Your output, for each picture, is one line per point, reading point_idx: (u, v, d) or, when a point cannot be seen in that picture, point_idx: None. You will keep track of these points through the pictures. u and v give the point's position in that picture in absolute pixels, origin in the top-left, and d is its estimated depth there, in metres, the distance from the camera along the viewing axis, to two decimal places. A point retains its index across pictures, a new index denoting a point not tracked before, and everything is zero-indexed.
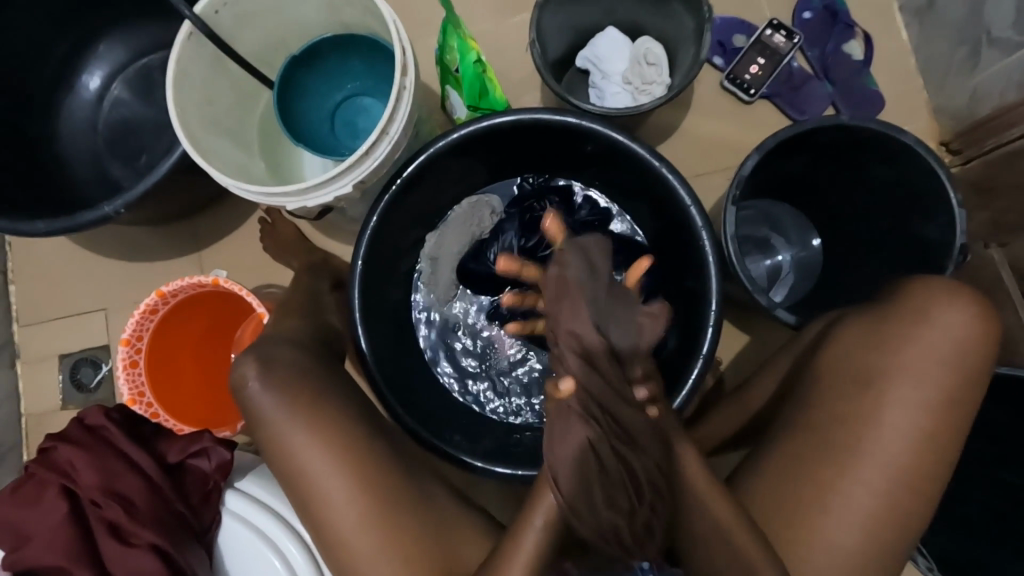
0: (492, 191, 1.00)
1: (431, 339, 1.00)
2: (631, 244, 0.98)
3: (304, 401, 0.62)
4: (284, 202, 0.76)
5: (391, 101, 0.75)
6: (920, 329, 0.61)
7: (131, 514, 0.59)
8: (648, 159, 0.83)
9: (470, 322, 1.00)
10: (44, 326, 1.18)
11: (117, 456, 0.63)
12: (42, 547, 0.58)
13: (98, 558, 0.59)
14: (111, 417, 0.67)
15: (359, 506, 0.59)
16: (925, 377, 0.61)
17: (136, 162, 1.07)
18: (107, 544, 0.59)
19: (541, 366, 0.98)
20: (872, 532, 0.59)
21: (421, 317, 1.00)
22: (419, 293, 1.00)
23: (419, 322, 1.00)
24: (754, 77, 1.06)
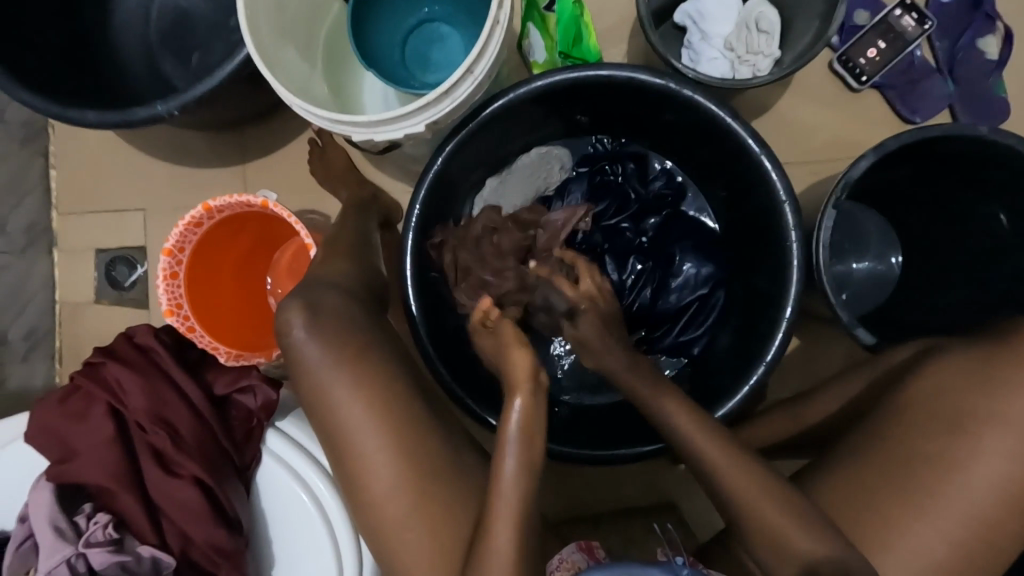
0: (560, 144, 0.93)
1: None
2: (701, 230, 0.92)
3: (356, 351, 0.60)
4: (349, 132, 0.70)
5: (483, 36, 0.67)
6: None
7: (176, 445, 0.60)
8: (745, 140, 0.75)
9: None
10: (82, 218, 1.16)
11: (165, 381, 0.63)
12: (89, 463, 0.59)
13: (141, 481, 0.60)
14: (162, 340, 0.67)
15: (404, 467, 0.58)
16: None
17: (189, 59, 1.01)
18: (151, 471, 0.60)
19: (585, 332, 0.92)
20: None
21: None
22: None
23: None
24: (870, 62, 0.95)
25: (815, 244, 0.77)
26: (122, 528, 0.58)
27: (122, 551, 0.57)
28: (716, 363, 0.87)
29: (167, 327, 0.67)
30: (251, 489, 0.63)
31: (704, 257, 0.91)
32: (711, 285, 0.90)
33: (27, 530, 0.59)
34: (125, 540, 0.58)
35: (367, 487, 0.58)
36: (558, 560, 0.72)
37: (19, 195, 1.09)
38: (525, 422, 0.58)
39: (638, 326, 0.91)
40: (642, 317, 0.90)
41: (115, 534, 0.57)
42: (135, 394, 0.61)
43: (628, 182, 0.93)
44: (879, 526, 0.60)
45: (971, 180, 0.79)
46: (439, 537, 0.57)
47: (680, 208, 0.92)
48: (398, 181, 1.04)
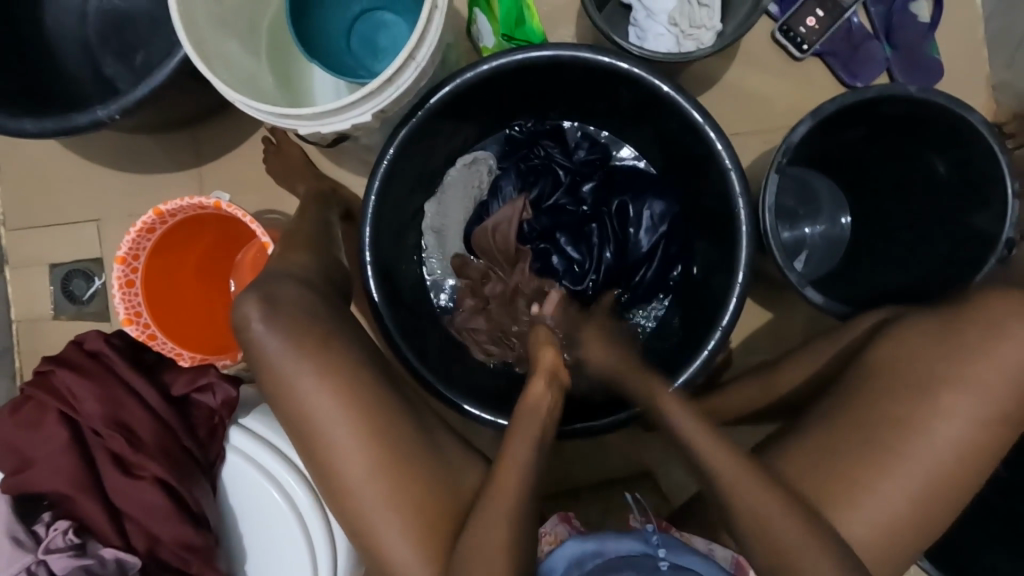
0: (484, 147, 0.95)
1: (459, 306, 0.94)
2: (639, 177, 0.94)
3: (316, 344, 0.60)
4: (295, 126, 0.70)
5: (422, 22, 0.67)
6: (994, 343, 0.61)
7: (134, 447, 0.59)
8: (691, 113, 0.76)
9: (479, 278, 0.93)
10: (32, 232, 1.12)
11: (118, 387, 0.62)
12: (46, 473, 0.59)
13: (102, 487, 0.59)
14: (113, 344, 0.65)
15: (372, 452, 0.58)
16: (990, 394, 0.60)
17: (130, 61, 0.98)
18: (111, 475, 0.59)
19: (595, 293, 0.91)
20: (894, 533, 0.61)
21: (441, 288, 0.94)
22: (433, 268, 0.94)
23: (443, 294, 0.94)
24: (810, 31, 0.97)
25: (761, 210, 0.80)
26: (84, 532, 0.58)
27: (83, 554, 0.56)
28: (690, 326, 0.87)
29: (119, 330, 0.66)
30: (218, 488, 0.63)
31: (651, 198, 0.92)
32: (662, 223, 0.92)
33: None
34: (88, 544, 0.57)
35: (340, 477, 0.58)
36: (541, 532, 0.71)
37: None
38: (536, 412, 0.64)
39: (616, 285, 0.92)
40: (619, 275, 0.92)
41: (76, 538, 0.57)
42: (88, 401, 0.60)
43: (553, 159, 0.94)
44: (844, 484, 0.61)
45: (909, 139, 0.82)
46: (412, 517, 0.58)
47: (609, 162, 0.95)
48: (357, 173, 1.03)
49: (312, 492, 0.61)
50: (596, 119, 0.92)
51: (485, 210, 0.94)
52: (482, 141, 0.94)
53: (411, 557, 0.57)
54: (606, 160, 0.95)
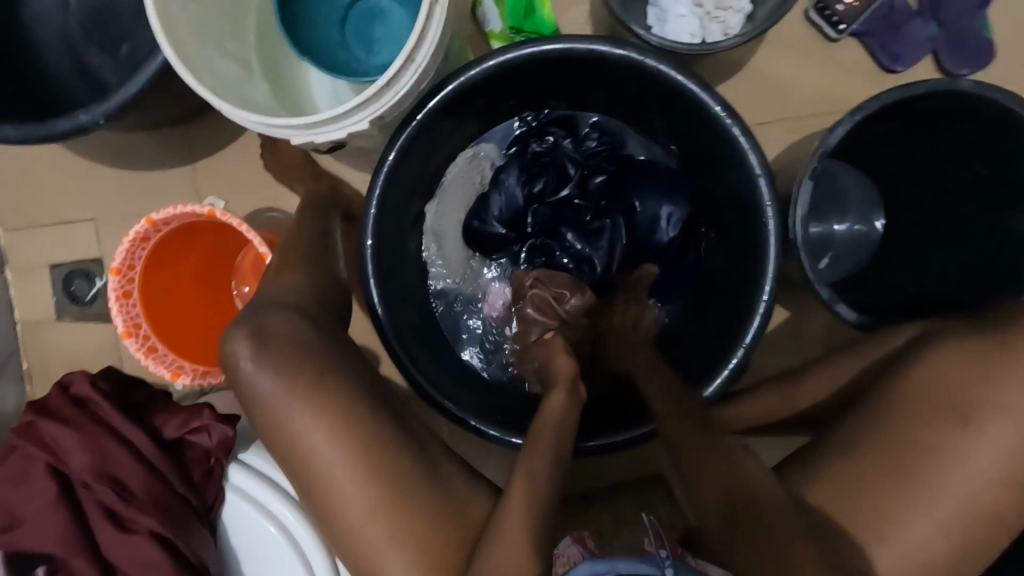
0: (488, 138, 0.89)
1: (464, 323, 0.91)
2: (659, 172, 0.87)
3: (306, 377, 0.56)
4: (286, 134, 0.64)
5: (421, 19, 0.61)
6: None
7: (124, 502, 0.57)
8: (714, 109, 0.70)
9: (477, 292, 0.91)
10: (30, 233, 1.10)
11: (108, 431, 0.59)
12: (36, 531, 0.57)
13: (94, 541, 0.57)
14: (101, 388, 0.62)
15: (375, 489, 0.55)
16: None
17: (115, 54, 0.93)
18: (104, 528, 0.57)
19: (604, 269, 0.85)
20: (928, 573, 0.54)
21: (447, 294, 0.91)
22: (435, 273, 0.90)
23: (449, 305, 0.91)
24: (847, 9, 0.89)
25: (790, 219, 0.75)
26: None
27: None
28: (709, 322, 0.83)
29: (106, 373, 0.63)
30: (217, 530, 0.61)
31: (664, 196, 0.85)
32: (669, 225, 0.85)
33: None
34: None
35: (339, 508, 0.55)
36: (556, 555, 0.70)
37: None
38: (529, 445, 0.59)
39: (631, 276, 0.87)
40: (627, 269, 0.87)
41: None
42: (76, 451, 0.58)
43: (561, 150, 0.87)
44: (873, 517, 0.55)
45: (958, 137, 0.74)
46: (416, 558, 0.55)
47: (622, 154, 0.88)
48: (358, 169, 0.99)
49: (312, 529, 0.58)
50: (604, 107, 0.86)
51: (486, 200, 0.88)
52: (486, 133, 0.88)
53: None
54: (621, 153, 0.89)
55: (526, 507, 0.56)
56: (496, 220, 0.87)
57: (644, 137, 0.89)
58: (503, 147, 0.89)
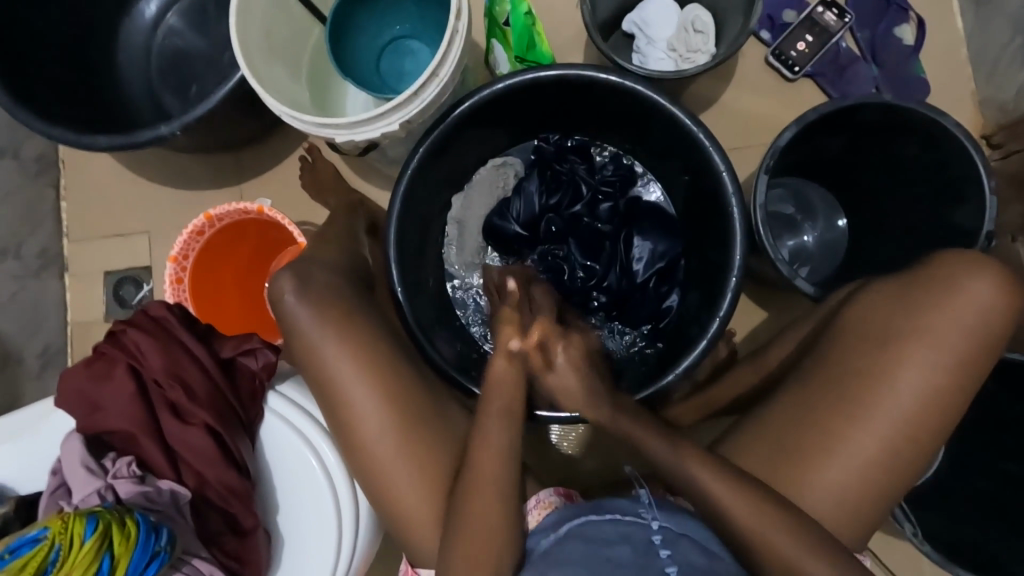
0: (514, 154, 1.05)
1: (466, 305, 1.04)
2: (669, 222, 1.00)
3: (334, 314, 0.66)
4: (334, 134, 0.79)
5: (444, 45, 0.77)
6: (949, 296, 0.63)
7: (189, 398, 0.63)
8: (685, 122, 0.85)
9: (483, 282, 1.05)
10: (90, 243, 1.25)
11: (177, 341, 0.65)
12: (112, 416, 0.62)
13: (162, 431, 0.63)
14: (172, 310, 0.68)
15: (391, 411, 0.64)
16: (947, 341, 0.62)
17: (187, 91, 1.12)
18: (167, 420, 0.63)
19: (612, 281, 0.98)
20: (865, 478, 0.62)
21: (455, 280, 1.05)
22: (449, 258, 1.05)
23: (454, 289, 1.05)
24: (800, 55, 1.07)
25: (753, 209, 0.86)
26: (145, 467, 0.63)
27: (145, 483, 0.61)
28: (688, 319, 0.95)
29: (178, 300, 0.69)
30: (255, 442, 0.67)
31: (656, 240, 0.98)
32: (661, 259, 0.98)
33: (61, 479, 0.61)
34: (147, 476, 0.62)
35: (353, 420, 0.64)
36: (535, 499, 0.69)
37: (31, 225, 1.19)
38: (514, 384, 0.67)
39: (633, 293, 0.98)
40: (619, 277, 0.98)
41: (139, 470, 0.61)
42: (151, 351, 0.64)
43: (577, 173, 1.02)
44: (819, 437, 0.64)
45: (891, 142, 0.87)
46: (426, 474, 0.63)
47: (631, 186, 1.03)
48: (382, 187, 1.14)
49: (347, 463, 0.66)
50: (607, 136, 1.02)
51: (507, 205, 1.02)
52: (512, 148, 1.04)
53: (421, 505, 0.63)
54: (631, 185, 1.04)
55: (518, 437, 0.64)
56: (514, 219, 1.01)
57: (652, 180, 1.04)
58: (525, 164, 1.05)
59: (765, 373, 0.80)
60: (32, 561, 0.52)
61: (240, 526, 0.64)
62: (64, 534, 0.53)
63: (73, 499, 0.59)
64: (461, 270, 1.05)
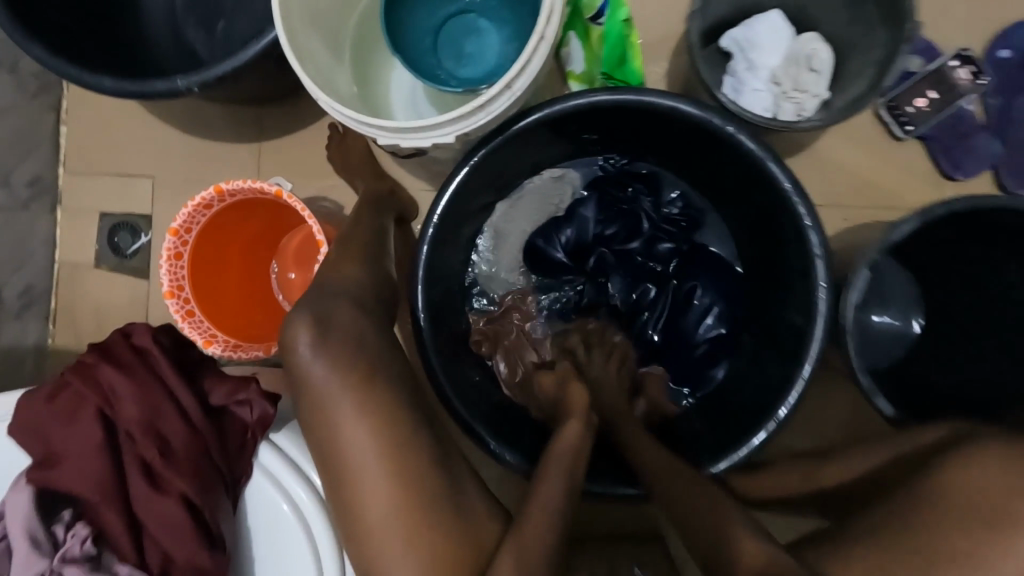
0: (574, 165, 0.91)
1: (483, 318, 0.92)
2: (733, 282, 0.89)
3: (359, 378, 0.56)
4: (375, 135, 0.67)
5: (526, 52, 0.63)
6: None
7: (165, 460, 0.56)
8: (783, 185, 0.73)
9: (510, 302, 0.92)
10: (88, 178, 1.13)
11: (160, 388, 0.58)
12: (74, 476, 0.56)
13: (128, 498, 0.57)
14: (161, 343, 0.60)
15: (399, 490, 0.55)
16: None
17: (213, 28, 0.97)
18: (137, 484, 0.56)
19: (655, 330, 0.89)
20: None
21: (478, 296, 0.92)
22: (478, 267, 0.92)
23: (475, 301, 0.91)
24: (918, 112, 0.92)
25: (842, 303, 0.75)
26: (102, 542, 0.56)
27: (98, 569, 0.54)
28: (733, 395, 0.86)
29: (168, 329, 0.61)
30: (238, 504, 0.60)
31: (714, 299, 0.88)
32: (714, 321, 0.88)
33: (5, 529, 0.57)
34: (103, 555, 0.56)
35: (357, 494, 0.55)
36: None
37: (24, 149, 1.06)
38: (574, 454, 0.67)
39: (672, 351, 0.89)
40: (659, 329, 0.89)
41: (93, 549, 0.55)
42: (128, 403, 0.57)
43: (641, 205, 0.90)
44: None
45: None
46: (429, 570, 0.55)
47: (697, 232, 0.91)
48: (417, 176, 1.02)
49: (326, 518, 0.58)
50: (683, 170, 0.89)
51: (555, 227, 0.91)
52: (574, 161, 0.90)
53: None
54: (696, 226, 0.91)
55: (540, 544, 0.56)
56: (560, 245, 0.90)
57: (722, 225, 0.91)
58: (584, 180, 0.92)
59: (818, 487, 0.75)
60: None
61: None
62: None
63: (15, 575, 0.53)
64: (487, 286, 0.92)
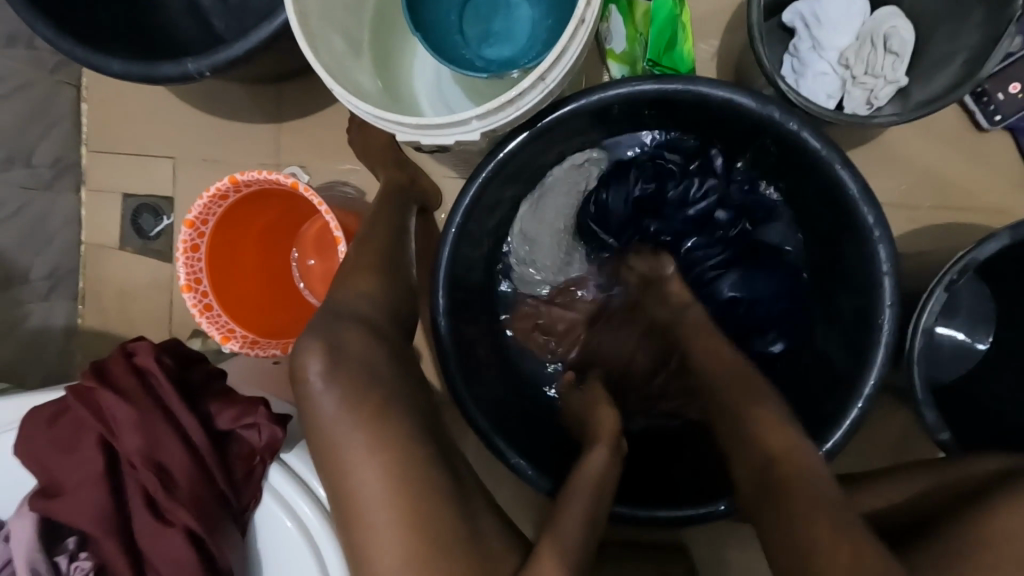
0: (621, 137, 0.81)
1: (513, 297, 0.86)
2: (795, 291, 0.80)
3: (369, 413, 0.52)
4: (394, 131, 0.61)
5: (564, 38, 0.56)
6: None
7: (167, 493, 0.53)
8: (850, 190, 0.64)
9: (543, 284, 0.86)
10: (110, 158, 1.11)
11: (162, 415, 0.55)
12: (73, 510, 0.54)
13: (129, 529, 0.55)
14: (163, 364, 0.58)
15: (410, 534, 0.51)
16: None
17: (230, 1, 0.92)
18: (141, 514, 0.54)
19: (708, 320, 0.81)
20: None
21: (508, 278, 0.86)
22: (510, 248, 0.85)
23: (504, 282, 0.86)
24: (1010, 99, 0.80)
25: (909, 327, 0.68)
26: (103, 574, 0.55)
27: None
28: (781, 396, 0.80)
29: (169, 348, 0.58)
30: (248, 532, 0.57)
31: (768, 295, 0.80)
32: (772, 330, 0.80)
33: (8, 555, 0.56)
34: None
35: (367, 545, 0.51)
36: None
37: (45, 127, 1.05)
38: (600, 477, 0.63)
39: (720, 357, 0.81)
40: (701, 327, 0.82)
41: None
42: (130, 435, 0.54)
43: (692, 190, 0.81)
44: None
45: None
46: None
47: (754, 218, 0.81)
48: (441, 163, 0.96)
49: (331, 535, 0.54)
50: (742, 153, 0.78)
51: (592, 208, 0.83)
52: (622, 134, 0.80)
53: None
54: (759, 221, 0.81)
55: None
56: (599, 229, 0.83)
57: (789, 216, 0.80)
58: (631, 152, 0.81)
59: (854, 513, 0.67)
60: None
61: None
62: None
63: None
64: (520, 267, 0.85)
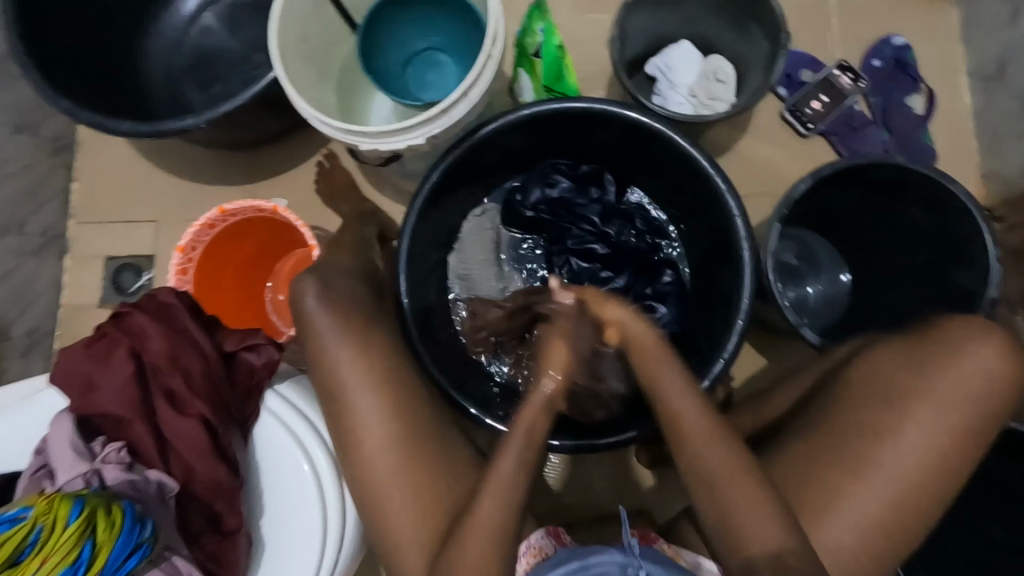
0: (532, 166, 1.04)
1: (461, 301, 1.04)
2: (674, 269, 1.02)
3: (355, 326, 0.68)
4: (358, 141, 0.81)
5: (477, 67, 0.79)
6: (956, 360, 0.65)
7: (189, 386, 0.66)
8: (701, 163, 0.86)
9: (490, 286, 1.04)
10: (95, 227, 1.24)
11: (183, 331, 0.70)
12: (110, 396, 0.64)
13: (154, 417, 0.65)
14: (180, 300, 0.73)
15: (396, 426, 0.65)
16: (952, 407, 0.64)
17: (214, 87, 1.13)
18: (161, 406, 0.65)
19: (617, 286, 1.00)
20: (874, 539, 0.63)
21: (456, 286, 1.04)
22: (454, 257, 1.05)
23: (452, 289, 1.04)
24: (814, 112, 1.10)
25: (764, 257, 0.88)
26: (133, 455, 0.64)
27: (132, 471, 0.62)
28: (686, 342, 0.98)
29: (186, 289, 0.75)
30: (248, 441, 0.68)
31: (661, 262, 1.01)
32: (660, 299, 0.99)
33: (42, 460, 0.62)
34: (134, 465, 0.63)
35: (366, 450, 0.65)
36: (527, 544, 0.78)
37: (38, 202, 1.18)
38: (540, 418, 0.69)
39: None
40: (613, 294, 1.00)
41: (127, 457, 0.63)
42: (156, 339, 0.68)
43: (594, 198, 1.03)
44: (826, 493, 0.64)
45: (901, 206, 0.90)
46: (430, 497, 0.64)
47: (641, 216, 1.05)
48: (395, 200, 1.15)
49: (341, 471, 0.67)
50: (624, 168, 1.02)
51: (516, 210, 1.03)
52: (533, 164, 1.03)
53: (417, 533, 0.64)
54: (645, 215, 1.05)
55: (520, 466, 0.63)
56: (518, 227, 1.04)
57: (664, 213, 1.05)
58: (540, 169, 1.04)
59: (768, 420, 0.81)
60: (10, 539, 0.53)
61: (223, 525, 0.65)
62: (48, 514, 0.54)
63: (56, 481, 0.60)
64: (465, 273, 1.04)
